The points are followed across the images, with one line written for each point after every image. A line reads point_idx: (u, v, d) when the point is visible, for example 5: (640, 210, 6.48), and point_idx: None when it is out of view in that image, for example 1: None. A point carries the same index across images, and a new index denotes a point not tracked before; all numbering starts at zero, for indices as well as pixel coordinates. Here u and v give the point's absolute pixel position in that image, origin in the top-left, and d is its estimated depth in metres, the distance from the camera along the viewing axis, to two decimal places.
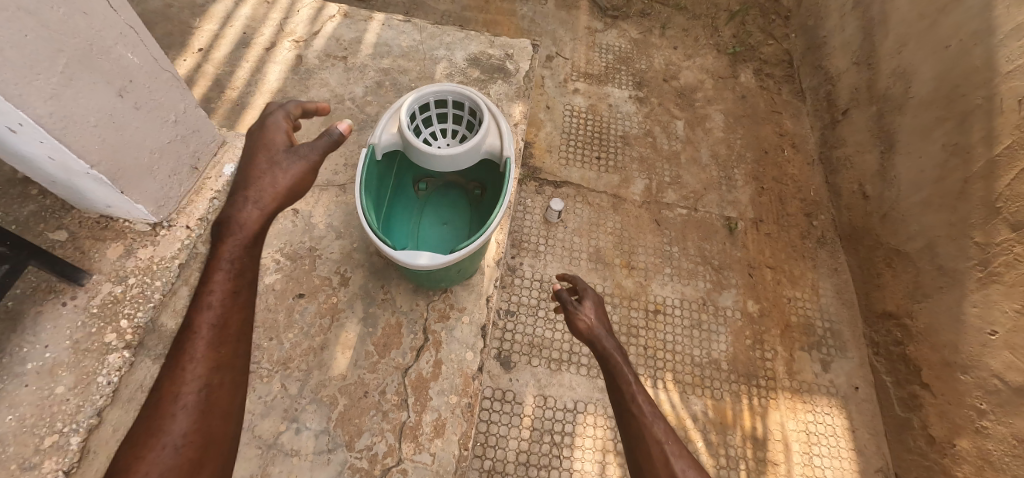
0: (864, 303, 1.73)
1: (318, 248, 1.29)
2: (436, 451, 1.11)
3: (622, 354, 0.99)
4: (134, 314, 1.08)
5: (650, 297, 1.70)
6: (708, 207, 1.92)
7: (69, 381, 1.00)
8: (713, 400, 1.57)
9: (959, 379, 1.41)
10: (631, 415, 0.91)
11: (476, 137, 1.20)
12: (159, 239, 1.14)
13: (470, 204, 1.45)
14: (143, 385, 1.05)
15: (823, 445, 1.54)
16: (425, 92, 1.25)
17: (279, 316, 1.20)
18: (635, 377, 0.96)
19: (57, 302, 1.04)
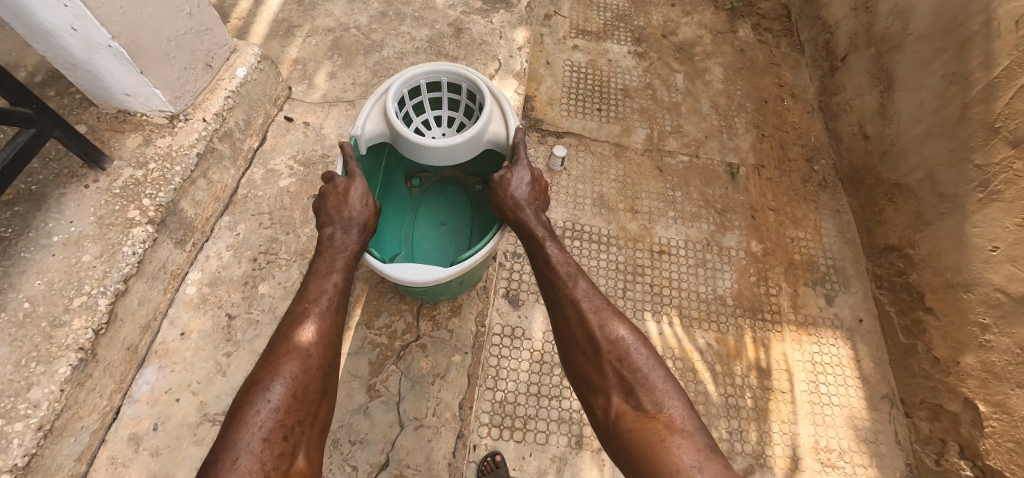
0: (867, 241, 1.74)
1: (329, 155, 1.47)
2: (454, 330, 1.39)
3: (558, 245, 1.10)
4: (156, 194, 1.16)
5: (655, 239, 1.72)
6: (709, 154, 1.91)
7: (96, 250, 1.08)
8: (718, 333, 1.58)
9: (962, 298, 1.39)
10: (574, 353, 1.00)
11: (474, 128, 1.21)
12: (176, 130, 1.24)
13: (467, 202, 1.50)
14: (167, 266, 1.21)
15: (829, 374, 1.55)
16: (414, 75, 1.27)
17: (296, 214, 1.39)
18: (575, 267, 1.06)
19: (80, 185, 1.12)
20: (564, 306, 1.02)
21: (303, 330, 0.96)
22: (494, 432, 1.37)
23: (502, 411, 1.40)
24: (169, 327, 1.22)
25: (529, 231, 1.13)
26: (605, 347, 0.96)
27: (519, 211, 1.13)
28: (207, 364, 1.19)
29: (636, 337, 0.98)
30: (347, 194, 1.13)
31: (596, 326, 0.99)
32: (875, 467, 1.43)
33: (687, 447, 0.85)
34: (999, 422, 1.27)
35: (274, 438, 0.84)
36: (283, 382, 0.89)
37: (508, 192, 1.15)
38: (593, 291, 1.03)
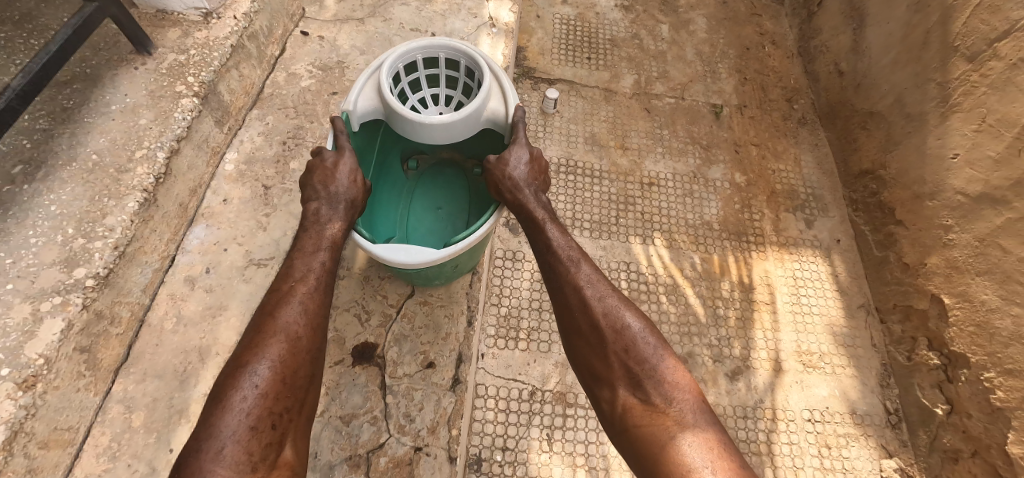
0: (843, 169, 1.84)
1: (345, 61, 1.44)
2: None
3: (559, 228, 1.01)
4: (199, 74, 1.16)
5: (644, 173, 1.80)
6: (694, 96, 1.98)
7: (150, 116, 1.08)
8: (706, 254, 1.69)
9: (927, 206, 1.50)
10: (579, 342, 0.91)
11: (472, 105, 1.10)
12: (210, 26, 1.23)
13: (464, 185, 1.41)
14: (208, 141, 1.20)
15: (809, 287, 1.67)
16: (410, 49, 1.16)
17: (317, 107, 1.36)
18: (578, 251, 0.96)
19: (130, 67, 1.12)
20: (566, 292, 0.92)
21: (289, 308, 0.86)
22: (500, 342, 1.47)
23: (507, 324, 1.50)
24: (213, 195, 1.21)
25: (529, 212, 1.04)
26: (611, 337, 0.87)
27: (517, 192, 1.05)
28: (250, 223, 1.19)
29: (643, 326, 0.89)
30: (337, 168, 1.02)
31: (600, 314, 0.89)
32: (852, 367, 1.55)
33: (700, 444, 0.76)
34: (961, 310, 1.37)
35: (261, 427, 0.74)
36: (270, 365, 0.79)
37: (506, 172, 1.08)
38: (597, 277, 0.94)
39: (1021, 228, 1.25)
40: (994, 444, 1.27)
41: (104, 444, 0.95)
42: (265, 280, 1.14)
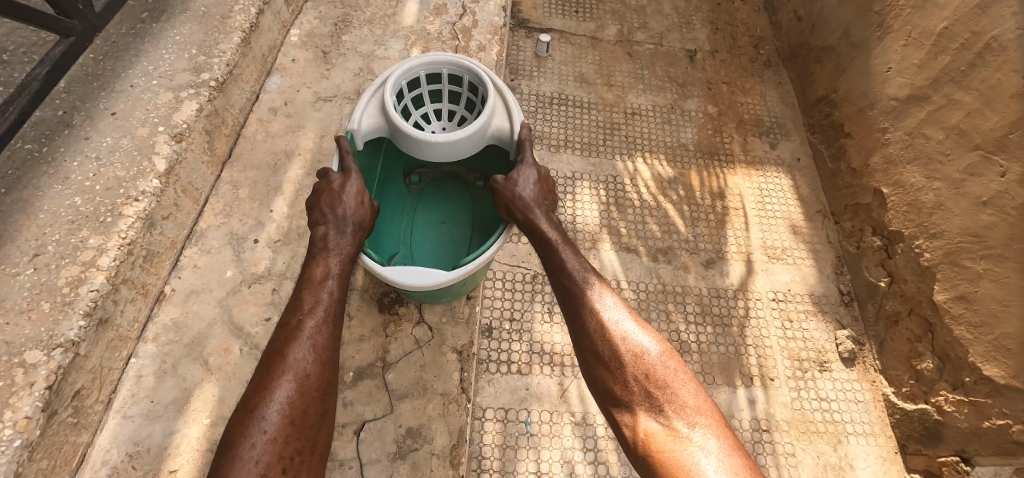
0: (803, 99, 2.08)
1: None
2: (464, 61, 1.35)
3: (579, 258, 1.03)
4: None
5: (628, 105, 2.02)
6: (671, 43, 2.22)
7: None
8: (683, 169, 1.90)
9: (869, 116, 1.75)
10: (598, 372, 0.93)
11: (477, 125, 1.10)
12: None
13: (467, 198, 1.36)
14: (281, 14, 1.33)
15: (774, 197, 1.90)
16: (413, 66, 1.14)
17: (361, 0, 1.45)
18: (593, 274, 1.01)
19: None
20: (585, 317, 0.96)
21: (299, 346, 0.89)
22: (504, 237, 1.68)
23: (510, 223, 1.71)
24: (283, 56, 1.34)
25: (543, 236, 1.06)
26: (632, 362, 0.91)
27: (528, 214, 1.06)
28: (316, 73, 1.33)
29: (661, 349, 0.93)
30: (346, 191, 1.03)
31: (619, 339, 0.93)
32: (811, 258, 1.79)
33: (723, 466, 0.78)
34: (897, 196, 1.61)
35: (272, 471, 0.80)
36: (280, 407, 0.84)
37: (516, 193, 1.08)
38: (618, 304, 0.98)
39: (940, 117, 1.50)
40: (924, 300, 1.50)
41: (219, 209, 1.16)
42: (335, 113, 1.29)
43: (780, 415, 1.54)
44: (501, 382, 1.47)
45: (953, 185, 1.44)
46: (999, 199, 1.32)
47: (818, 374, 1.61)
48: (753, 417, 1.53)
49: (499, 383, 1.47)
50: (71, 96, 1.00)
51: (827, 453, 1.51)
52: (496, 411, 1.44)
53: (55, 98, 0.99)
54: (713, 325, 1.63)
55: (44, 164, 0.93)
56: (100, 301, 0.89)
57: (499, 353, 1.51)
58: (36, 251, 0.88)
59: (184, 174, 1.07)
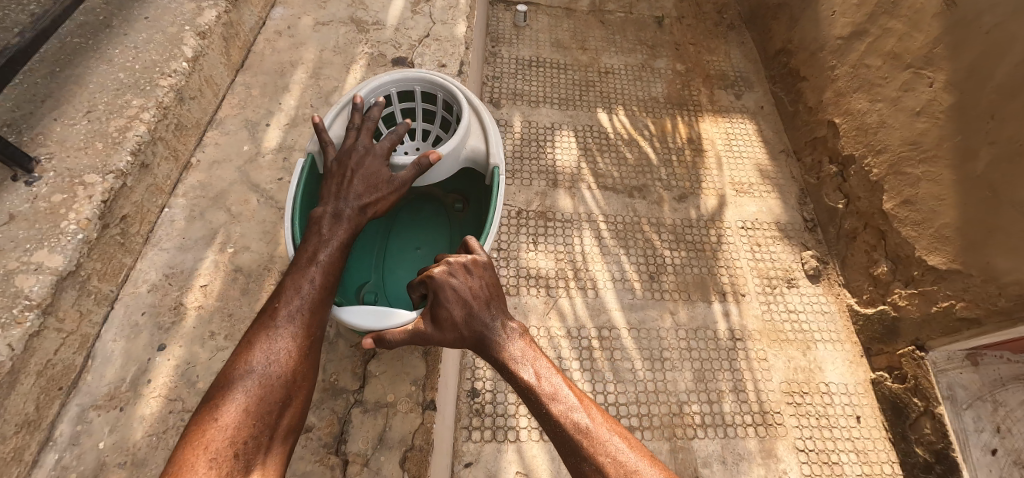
0: (764, 55, 2.24)
1: None
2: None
3: (538, 357, 0.89)
4: None
5: (601, 65, 2.18)
6: (641, 11, 2.39)
7: None
8: (654, 119, 2.05)
9: (819, 57, 1.91)
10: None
11: (450, 143, 1.12)
12: None
13: (446, 224, 1.33)
14: None
15: (739, 139, 2.05)
16: (383, 82, 1.17)
17: None
18: (557, 373, 0.87)
19: None
20: (556, 420, 0.80)
21: (272, 331, 0.86)
22: None
23: None
24: None
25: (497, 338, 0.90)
26: (608, 463, 0.76)
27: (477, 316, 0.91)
28: (312, 7, 1.43)
29: (633, 446, 0.79)
30: (359, 169, 1.02)
31: (595, 442, 0.78)
32: (775, 192, 1.93)
33: None
34: (847, 123, 1.76)
35: (225, 456, 0.73)
36: (244, 395, 0.79)
37: (459, 294, 0.91)
38: (581, 399, 0.84)
39: (878, 46, 1.68)
40: (876, 212, 1.66)
41: (234, 103, 1.26)
42: (332, 33, 1.39)
43: (752, 325, 1.67)
44: None
45: (893, 103, 1.60)
46: (930, 107, 1.49)
47: (786, 289, 1.75)
48: (728, 327, 1.66)
49: None
50: (110, 6, 1.15)
51: (796, 357, 1.64)
52: None
53: (95, 8, 1.15)
54: (686, 250, 1.77)
55: (91, 51, 1.09)
56: (143, 147, 1.04)
57: None
58: (88, 109, 1.03)
59: (206, 66, 1.20)
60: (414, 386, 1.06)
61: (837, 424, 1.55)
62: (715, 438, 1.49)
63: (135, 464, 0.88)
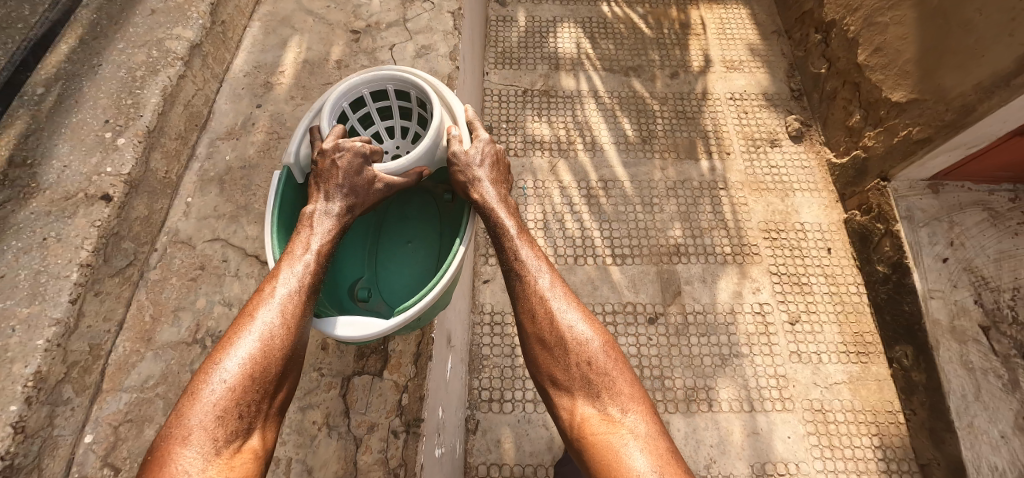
0: None
1: None
2: None
3: (530, 244, 0.95)
4: None
5: None
6: None
7: None
8: (651, 8, 2.24)
9: None
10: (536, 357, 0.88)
11: (425, 141, 0.97)
12: None
13: (438, 213, 1.15)
14: None
15: (732, 23, 2.21)
16: (352, 84, 1.03)
17: None
18: (545, 262, 0.94)
19: None
20: (531, 303, 0.89)
21: (266, 304, 0.82)
22: (498, 65, 2.07)
23: (503, 55, 2.09)
24: None
25: (498, 222, 0.96)
26: (574, 349, 0.86)
27: (483, 192, 0.97)
28: None
29: (598, 335, 0.88)
30: (339, 168, 0.93)
31: (564, 324, 0.87)
32: (764, 68, 2.10)
33: (647, 454, 0.76)
34: None
35: (226, 417, 0.73)
36: (241, 359, 0.77)
37: (467, 168, 0.98)
38: (560, 287, 0.92)
39: None
40: (852, 67, 1.81)
41: None
42: None
43: (734, 178, 1.89)
44: None
45: None
46: None
47: (769, 148, 1.94)
48: (712, 178, 1.88)
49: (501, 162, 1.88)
50: None
51: (775, 203, 1.85)
52: None
53: None
54: (674, 118, 1.98)
55: None
56: None
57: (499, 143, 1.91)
58: None
59: None
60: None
61: (809, 254, 1.78)
62: (697, 262, 1.75)
63: (251, 167, 1.23)
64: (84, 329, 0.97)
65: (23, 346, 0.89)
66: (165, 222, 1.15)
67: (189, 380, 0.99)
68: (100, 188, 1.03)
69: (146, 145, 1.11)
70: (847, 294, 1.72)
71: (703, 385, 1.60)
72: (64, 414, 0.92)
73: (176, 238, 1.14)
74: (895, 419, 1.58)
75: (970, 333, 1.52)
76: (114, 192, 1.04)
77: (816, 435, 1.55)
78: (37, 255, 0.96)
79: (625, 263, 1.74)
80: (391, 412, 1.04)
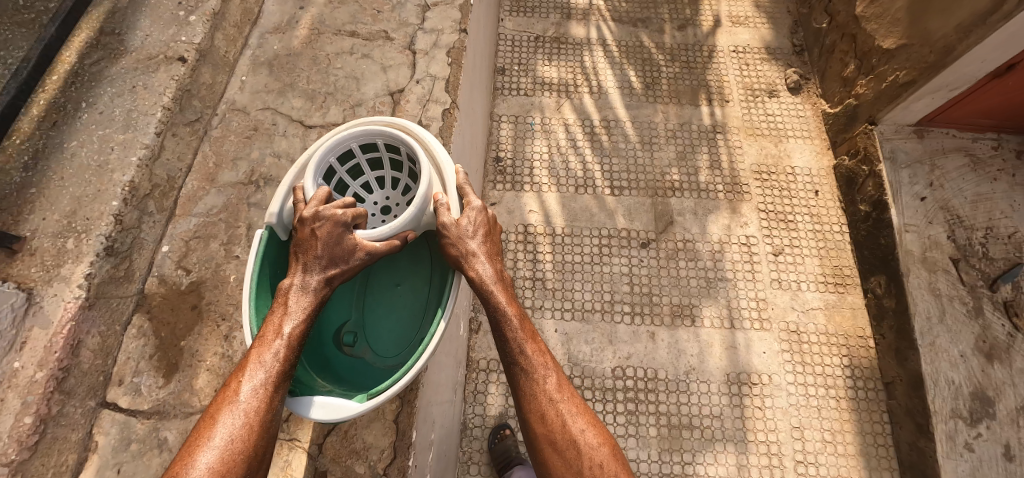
0: None
1: None
2: None
3: (531, 336, 0.92)
4: None
5: None
6: None
7: None
8: None
9: None
10: (543, 458, 0.87)
11: (410, 210, 0.93)
12: None
13: (430, 250, 1.09)
14: None
15: None
16: (340, 137, 0.98)
17: None
18: (549, 357, 0.92)
19: None
20: (538, 402, 0.88)
21: (232, 406, 0.77)
22: (513, 14, 2.19)
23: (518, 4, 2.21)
24: None
25: (498, 309, 0.92)
26: (583, 452, 0.86)
27: (481, 274, 0.93)
28: None
29: (603, 434, 0.89)
30: (317, 239, 0.88)
31: (573, 427, 0.87)
32: (769, 24, 2.20)
33: None
34: None
35: None
36: (203, 470, 0.71)
37: (463, 244, 0.94)
38: (563, 381, 0.91)
39: None
40: (850, 20, 1.90)
41: None
42: None
43: (733, 123, 2.00)
44: (513, 101, 2.02)
45: None
46: None
47: (767, 98, 2.05)
48: (711, 122, 2.00)
49: (512, 101, 2.02)
50: None
51: (768, 148, 1.96)
52: (510, 117, 2.00)
53: None
54: (678, 67, 2.11)
55: None
56: None
57: (512, 84, 2.05)
58: None
59: None
60: (453, 25, 1.40)
61: (797, 196, 1.89)
62: (690, 197, 1.88)
63: (295, 55, 1.35)
64: (164, 161, 1.15)
65: (120, 161, 1.08)
66: (223, 95, 1.30)
67: (246, 210, 1.17)
68: (177, 51, 1.22)
69: (211, 24, 1.28)
70: (831, 231, 1.84)
71: (689, 303, 1.73)
72: (149, 223, 1.10)
73: (233, 107, 1.28)
74: (865, 343, 1.71)
75: (940, 264, 1.64)
76: (188, 55, 1.22)
77: (790, 352, 1.70)
78: (128, 99, 1.15)
79: (622, 195, 1.87)
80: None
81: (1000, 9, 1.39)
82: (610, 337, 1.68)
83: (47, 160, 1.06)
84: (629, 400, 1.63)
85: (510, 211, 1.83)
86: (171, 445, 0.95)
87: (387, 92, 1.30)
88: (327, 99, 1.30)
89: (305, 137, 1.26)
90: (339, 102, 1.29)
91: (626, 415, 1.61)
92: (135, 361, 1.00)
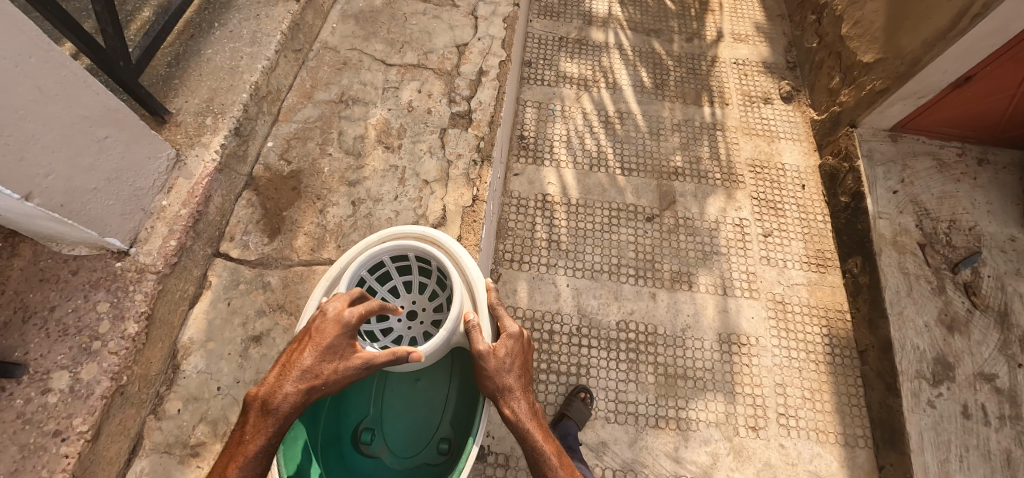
0: None
1: None
2: None
3: (566, 467, 1.01)
4: None
5: None
6: None
7: None
8: None
9: None
10: None
11: (442, 334, 1.11)
12: None
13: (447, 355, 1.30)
14: None
15: (743, 8, 2.60)
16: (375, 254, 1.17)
17: None
18: None
19: None
20: None
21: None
22: (541, 17, 2.48)
23: (546, 9, 2.50)
24: None
25: (534, 440, 1.03)
26: None
27: (517, 406, 1.06)
28: None
29: None
30: (315, 340, 0.98)
31: None
32: (767, 43, 2.49)
33: None
34: None
35: None
36: None
37: (499, 378, 1.08)
38: None
39: None
40: (836, 40, 2.19)
41: None
42: None
43: (731, 123, 2.26)
44: (537, 90, 2.28)
45: None
46: None
47: (762, 104, 2.32)
48: (713, 121, 2.26)
49: (537, 89, 2.28)
50: None
51: (762, 146, 2.21)
52: (534, 103, 2.24)
53: None
54: (685, 72, 2.38)
55: None
56: None
57: (538, 76, 2.31)
58: None
59: None
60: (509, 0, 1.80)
61: (786, 188, 2.13)
62: (691, 182, 2.11)
63: (377, 11, 1.73)
64: (277, 75, 1.52)
65: (249, 67, 1.44)
66: (318, 36, 1.66)
67: (337, 121, 1.53)
68: None
69: None
70: (815, 220, 2.07)
71: (687, 271, 1.95)
72: (261, 120, 1.48)
73: (326, 46, 1.65)
74: (842, 316, 1.91)
75: (909, 247, 1.87)
76: None
77: (775, 319, 1.89)
78: (253, 23, 1.51)
79: (631, 175, 2.10)
80: (471, 151, 1.52)
81: (957, 26, 1.66)
82: (615, 294, 1.88)
83: (188, 60, 1.42)
84: (631, 351, 1.81)
85: (531, 182, 2.06)
86: (272, 286, 1.34)
87: (454, 44, 1.68)
88: (405, 46, 1.67)
89: (385, 72, 1.62)
90: (414, 49, 1.66)
91: (626, 363, 1.80)
92: (244, 224, 1.39)
